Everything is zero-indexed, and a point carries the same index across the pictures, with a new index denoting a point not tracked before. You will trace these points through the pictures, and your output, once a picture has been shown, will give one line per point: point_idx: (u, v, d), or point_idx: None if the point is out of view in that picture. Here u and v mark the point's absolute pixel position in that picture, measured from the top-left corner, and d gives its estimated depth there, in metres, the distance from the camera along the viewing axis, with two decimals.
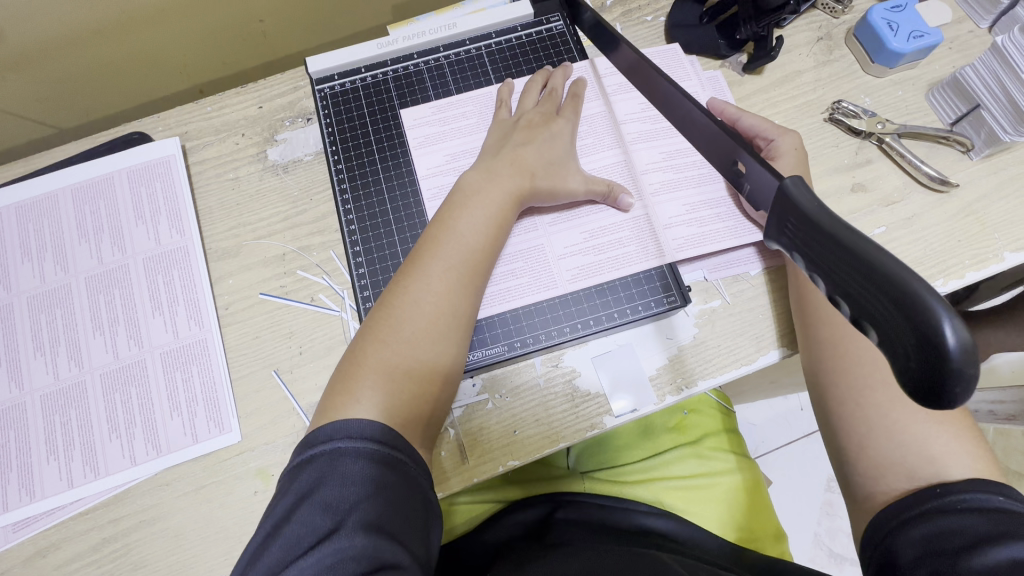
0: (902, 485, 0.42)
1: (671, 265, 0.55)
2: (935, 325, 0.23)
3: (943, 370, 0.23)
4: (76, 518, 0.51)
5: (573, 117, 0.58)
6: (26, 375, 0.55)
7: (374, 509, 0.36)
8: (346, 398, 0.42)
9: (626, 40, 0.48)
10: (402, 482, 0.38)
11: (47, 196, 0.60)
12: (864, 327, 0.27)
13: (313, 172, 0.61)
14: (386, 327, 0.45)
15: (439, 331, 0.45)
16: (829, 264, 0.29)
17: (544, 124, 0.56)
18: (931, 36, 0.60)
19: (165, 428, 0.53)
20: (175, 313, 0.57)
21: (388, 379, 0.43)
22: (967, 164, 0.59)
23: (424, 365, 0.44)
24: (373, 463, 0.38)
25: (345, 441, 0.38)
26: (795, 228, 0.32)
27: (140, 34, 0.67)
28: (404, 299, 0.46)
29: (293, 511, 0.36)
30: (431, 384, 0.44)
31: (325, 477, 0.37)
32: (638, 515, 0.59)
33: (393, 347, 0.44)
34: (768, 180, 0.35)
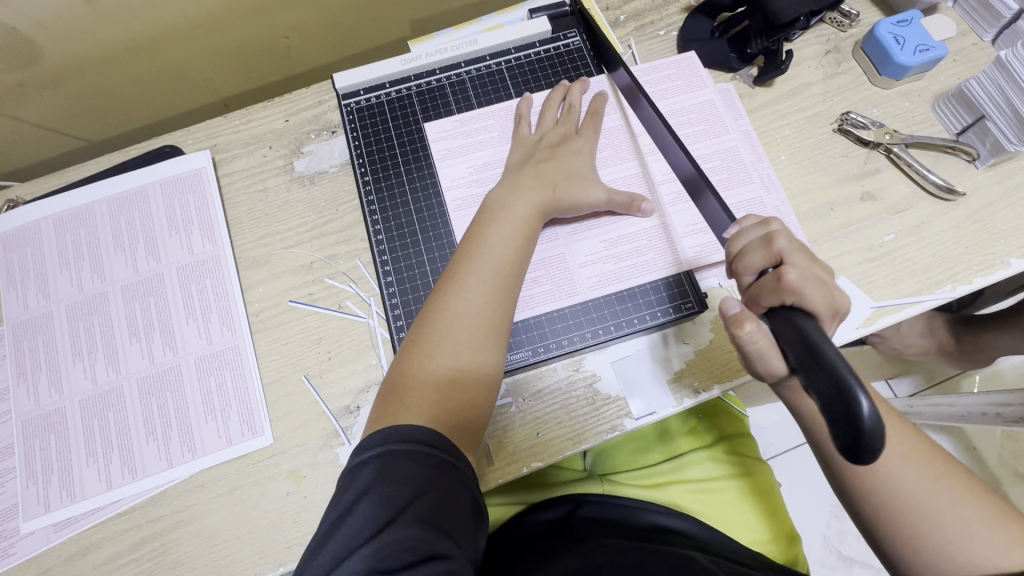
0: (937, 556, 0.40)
1: (688, 273, 0.57)
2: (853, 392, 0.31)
3: (855, 436, 0.31)
4: (115, 519, 0.53)
5: (592, 135, 0.60)
6: (66, 380, 0.57)
7: (426, 505, 0.38)
8: (396, 407, 0.44)
9: (623, 65, 0.60)
10: (451, 481, 0.40)
11: (82, 207, 0.62)
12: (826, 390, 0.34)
13: (338, 183, 0.64)
14: (430, 339, 0.47)
15: (479, 341, 0.47)
16: (798, 347, 0.37)
17: (563, 142, 0.59)
18: (936, 50, 0.62)
19: (199, 431, 0.55)
20: (208, 320, 0.59)
21: (435, 389, 0.45)
22: (973, 173, 0.61)
23: (467, 375, 0.46)
24: (424, 463, 0.40)
25: (396, 443, 0.40)
26: (781, 312, 0.40)
27: (170, 51, 0.70)
28: (445, 312, 0.48)
29: (352, 506, 0.38)
30: (473, 392, 0.46)
31: (382, 476, 0.39)
32: (651, 514, 0.60)
33: (438, 358, 0.46)
34: (719, 211, 0.51)
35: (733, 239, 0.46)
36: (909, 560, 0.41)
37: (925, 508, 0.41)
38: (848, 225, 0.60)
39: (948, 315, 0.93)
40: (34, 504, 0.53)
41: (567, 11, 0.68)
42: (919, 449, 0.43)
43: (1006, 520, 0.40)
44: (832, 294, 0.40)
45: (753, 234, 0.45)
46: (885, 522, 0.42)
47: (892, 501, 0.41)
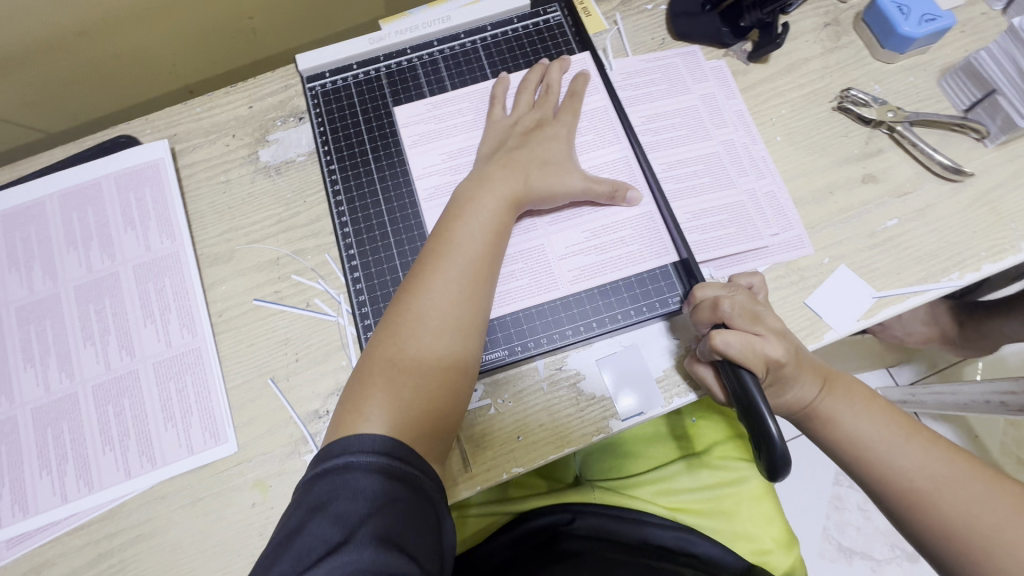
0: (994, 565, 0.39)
1: (675, 264, 0.53)
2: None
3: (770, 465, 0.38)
4: (71, 534, 0.50)
5: (570, 121, 0.56)
6: (17, 388, 0.53)
7: (387, 521, 0.35)
8: (356, 417, 0.40)
9: (590, 48, 0.61)
10: (415, 496, 0.37)
11: (33, 203, 0.58)
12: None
13: (306, 172, 0.60)
14: (393, 340, 0.44)
15: (446, 344, 0.44)
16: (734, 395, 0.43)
17: (539, 128, 0.55)
18: (944, 19, 0.57)
19: (159, 439, 0.52)
20: (167, 321, 0.55)
21: (396, 398, 0.41)
22: (982, 152, 0.57)
23: (434, 380, 0.43)
24: (385, 476, 0.37)
25: (354, 455, 0.37)
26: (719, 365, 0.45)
27: (125, 34, 0.65)
28: (410, 313, 0.45)
29: (305, 523, 0.35)
30: (440, 399, 0.43)
31: (339, 490, 0.36)
32: (650, 527, 0.57)
33: (401, 361, 0.43)
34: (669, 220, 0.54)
35: (696, 287, 0.49)
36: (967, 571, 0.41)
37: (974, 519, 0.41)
38: (849, 210, 0.56)
39: (951, 301, 0.90)
40: None
41: None
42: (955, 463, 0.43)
43: None
44: (764, 348, 0.44)
45: (713, 289, 0.48)
46: (936, 544, 0.42)
47: (942, 515, 0.42)
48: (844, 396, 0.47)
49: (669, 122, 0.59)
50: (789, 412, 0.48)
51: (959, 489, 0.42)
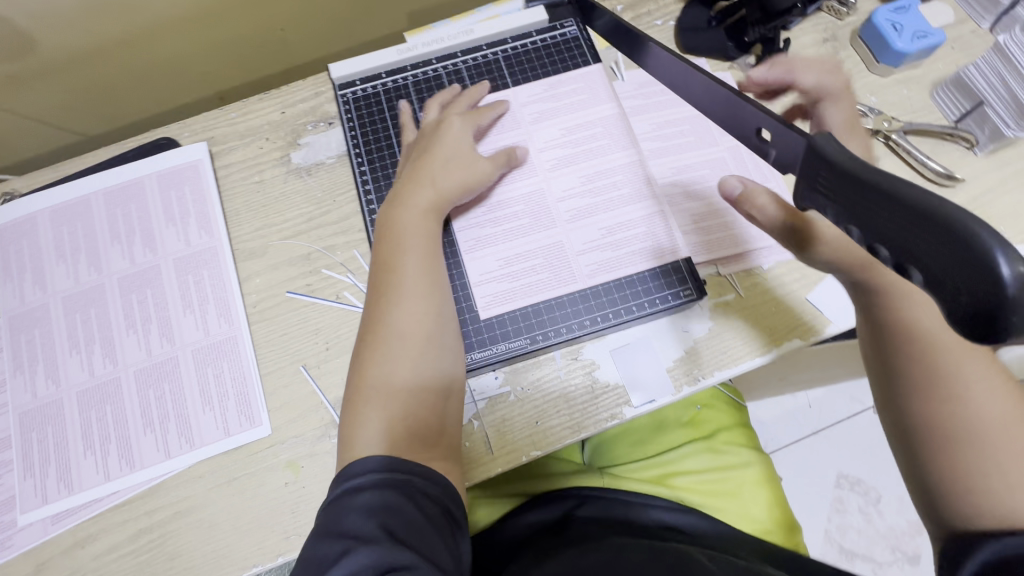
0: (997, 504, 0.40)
1: (686, 260, 0.57)
2: (990, 262, 0.22)
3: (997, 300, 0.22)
4: (112, 510, 0.53)
5: (468, 117, 0.59)
6: (63, 372, 0.56)
7: (396, 525, 0.38)
8: (351, 442, 0.44)
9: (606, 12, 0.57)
10: (406, 498, 0.40)
11: (79, 200, 0.62)
12: (906, 269, 0.26)
13: (336, 174, 0.63)
14: (368, 360, 0.47)
15: (417, 351, 0.48)
16: (866, 212, 0.27)
17: (435, 128, 0.58)
18: (934, 36, 0.62)
19: (198, 422, 0.55)
20: (205, 311, 0.58)
21: (385, 413, 0.45)
22: (972, 160, 0.61)
23: (415, 388, 0.46)
24: (388, 488, 0.40)
25: (357, 480, 0.40)
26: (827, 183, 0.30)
27: (164, 43, 0.69)
28: (380, 331, 0.48)
29: (321, 541, 0.38)
30: (424, 403, 0.47)
31: (348, 507, 0.39)
32: (653, 510, 0.61)
33: (381, 376, 0.46)
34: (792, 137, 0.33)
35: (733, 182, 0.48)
36: (948, 485, 0.43)
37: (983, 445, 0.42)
38: None
39: None
40: (31, 496, 0.53)
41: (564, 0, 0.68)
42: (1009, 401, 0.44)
43: None
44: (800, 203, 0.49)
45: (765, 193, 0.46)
46: (932, 443, 0.44)
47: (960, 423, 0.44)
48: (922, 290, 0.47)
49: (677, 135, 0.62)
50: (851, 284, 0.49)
51: (992, 409, 0.43)
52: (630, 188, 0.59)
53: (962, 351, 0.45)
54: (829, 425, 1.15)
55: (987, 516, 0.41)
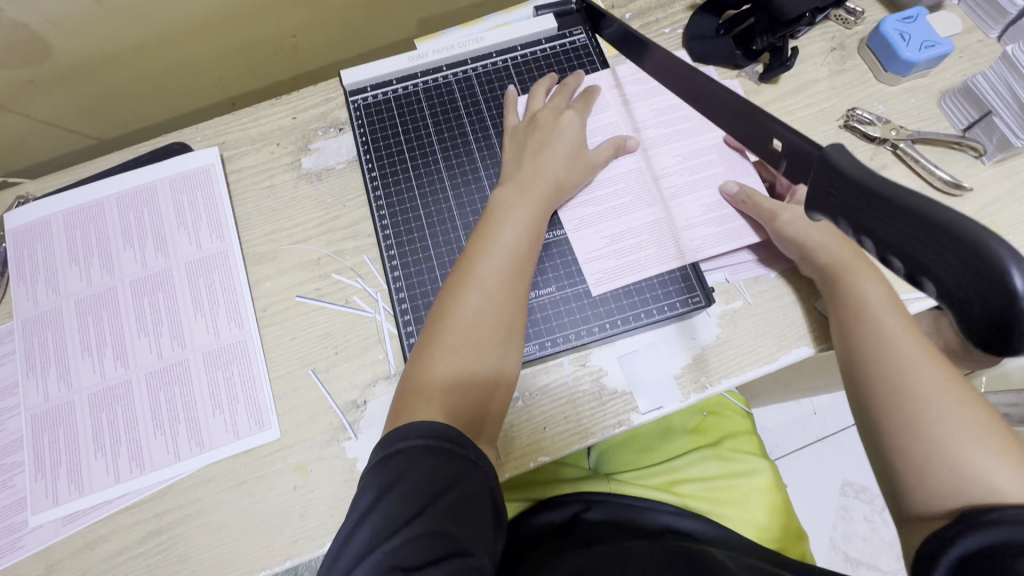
0: (945, 481, 0.38)
1: (693, 266, 0.57)
2: (1003, 275, 0.23)
3: (1012, 310, 0.23)
4: (123, 512, 0.53)
5: (582, 111, 0.61)
6: (75, 375, 0.57)
7: (450, 502, 0.38)
8: (417, 404, 0.44)
9: (614, 20, 0.59)
10: (471, 476, 0.40)
11: (92, 204, 0.63)
12: (919, 282, 0.26)
13: (346, 179, 0.64)
14: (444, 328, 0.47)
15: (498, 337, 0.48)
16: (871, 221, 0.28)
17: (553, 120, 0.59)
18: (942, 46, 0.62)
19: (208, 425, 0.55)
20: (216, 315, 0.59)
21: (454, 387, 0.45)
22: (980, 169, 0.61)
23: (488, 371, 0.47)
24: (447, 460, 0.40)
25: (418, 440, 0.40)
26: (838, 194, 0.30)
27: (178, 49, 0.70)
28: (460, 302, 0.48)
29: (374, 505, 0.38)
30: (491, 388, 0.47)
31: (406, 472, 0.39)
32: (661, 515, 0.61)
33: (454, 347, 0.47)
34: (805, 149, 0.34)
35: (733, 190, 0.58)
36: (907, 465, 0.41)
37: (933, 417, 0.41)
38: None
39: None
40: (42, 497, 0.54)
41: (573, 9, 0.68)
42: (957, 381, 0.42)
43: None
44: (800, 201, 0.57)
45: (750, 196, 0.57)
46: (884, 422, 0.43)
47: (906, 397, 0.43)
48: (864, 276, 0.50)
49: (682, 120, 0.62)
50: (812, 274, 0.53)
51: (942, 387, 0.42)
52: (638, 196, 0.59)
53: (902, 334, 0.46)
54: (834, 432, 1.15)
55: (938, 495, 0.38)
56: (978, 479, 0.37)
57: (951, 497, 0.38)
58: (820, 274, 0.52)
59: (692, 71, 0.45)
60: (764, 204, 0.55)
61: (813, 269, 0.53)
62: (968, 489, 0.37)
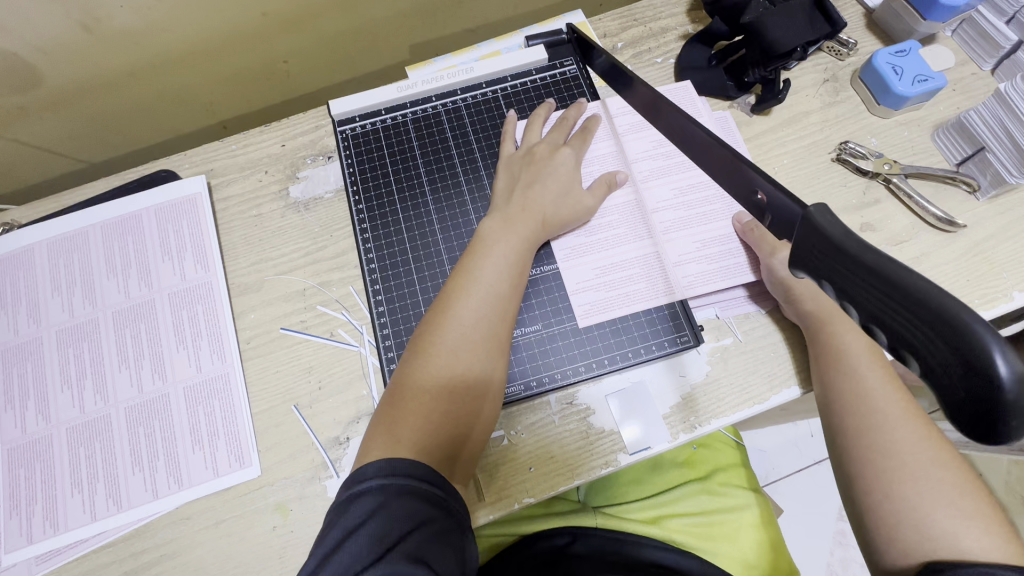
0: (916, 541, 0.40)
1: (682, 303, 0.56)
2: (986, 360, 0.22)
3: (995, 401, 0.21)
4: (99, 551, 0.52)
5: (579, 148, 0.60)
6: (54, 408, 0.56)
7: (421, 539, 0.37)
8: (389, 440, 0.43)
9: (605, 53, 0.58)
10: (443, 516, 0.40)
11: (78, 232, 0.62)
12: (902, 356, 0.25)
13: (334, 209, 0.63)
14: (421, 366, 0.46)
15: (476, 375, 0.47)
16: (857, 291, 0.27)
17: (549, 155, 0.59)
18: (935, 80, 0.61)
19: (187, 461, 0.54)
20: (198, 347, 0.58)
21: (428, 423, 0.44)
22: (974, 204, 0.60)
23: (463, 409, 0.46)
24: (419, 499, 0.40)
25: (392, 477, 0.40)
26: (822, 257, 0.29)
27: (168, 76, 0.70)
28: (437, 339, 0.47)
29: (342, 542, 0.37)
30: (466, 426, 0.46)
31: (378, 508, 0.38)
32: (648, 549, 0.61)
33: (430, 386, 0.46)
34: (788, 205, 0.33)
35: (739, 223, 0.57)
36: (878, 519, 0.43)
37: (905, 475, 0.42)
38: None
39: None
40: (17, 535, 0.52)
41: (565, 39, 0.68)
42: (932, 438, 0.44)
43: (990, 526, 0.40)
44: None
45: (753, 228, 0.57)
46: (858, 474, 0.44)
47: (880, 450, 0.44)
48: (846, 321, 0.50)
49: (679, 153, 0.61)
50: (797, 316, 0.52)
51: (915, 443, 0.43)
52: (626, 229, 0.58)
53: (878, 384, 0.47)
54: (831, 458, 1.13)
55: (911, 554, 0.40)
56: (946, 542, 0.40)
57: (922, 557, 0.40)
58: (805, 318, 0.52)
59: (677, 114, 0.44)
60: (767, 237, 0.54)
61: (797, 313, 0.52)
62: (936, 550, 0.39)
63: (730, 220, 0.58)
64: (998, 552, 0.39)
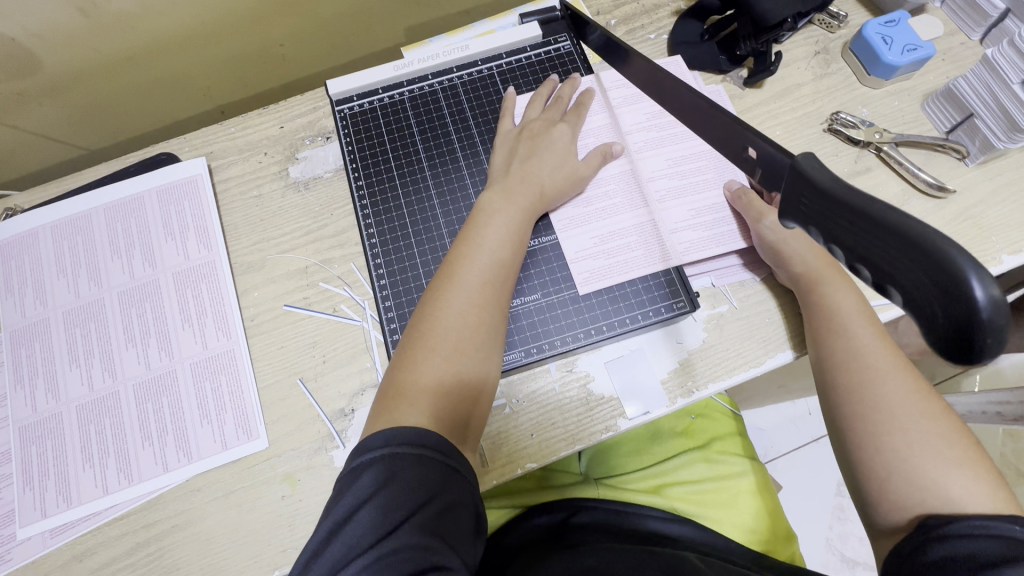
0: (907, 491, 0.42)
1: (678, 268, 0.57)
2: (962, 285, 0.23)
3: (972, 322, 0.23)
4: (112, 523, 0.53)
5: (574, 123, 0.61)
6: (63, 386, 0.57)
7: (430, 514, 0.39)
8: (399, 402, 0.44)
9: (598, 26, 0.59)
10: (453, 488, 0.41)
11: (80, 214, 0.63)
12: (887, 291, 0.26)
13: (333, 188, 0.64)
14: (428, 331, 0.48)
15: (481, 338, 0.48)
16: (842, 231, 0.28)
17: (546, 130, 0.60)
18: (924, 49, 0.62)
19: (195, 435, 0.55)
20: (203, 325, 0.59)
21: (437, 385, 0.46)
22: (963, 171, 0.61)
23: (470, 370, 0.47)
24: (428, 471, 0.41)
25: (401, 447, 0.41)
26: (810, 204, 0.30)
27: (166, 60, 0.71)
28: (442, 306, 0.48)
29: (354, 513, 0.39)
30: (473, 388, 0.47)
31: (389, 482, 0.39)
32: (652, 521, 0.62)
33: (439, 349, 0.47)
34: (777, 157, 0.34)
35: (729, 192, 0.58)
36: (871, 475, 0.44)
37: (896, 430, 0.44)
38: None
39: None
40: (30, 509, 0.54)
41: (558, 16, 0.69)
42: (922, 390, 0.45)
43: (981, 474, 0.41)
44: None
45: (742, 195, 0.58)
46: (852, 430, 0.46)
47: (873, 405, 0.45)
48: (837, 283, 0.51)
49: (673, 125, 0.62)
50: (788, 281, 0.54)
51: (906, 396, 0.45)
52: (622, 199, 0.59)
53: (870, 342, 0.48)
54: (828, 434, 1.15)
55: (905, 506, 0.42)
56: (936, 491, 0.41)
57: (913, 507, 0.41)
58: (796, 281, 0.53)
59: (671, 80, 0.45)
60: (755, 203, 0.55)
61: (788, 276, 0.53)
62: (926, 500, 0.41)
63: (724, 188, 0.59)
64: (988, 499, 0.40)
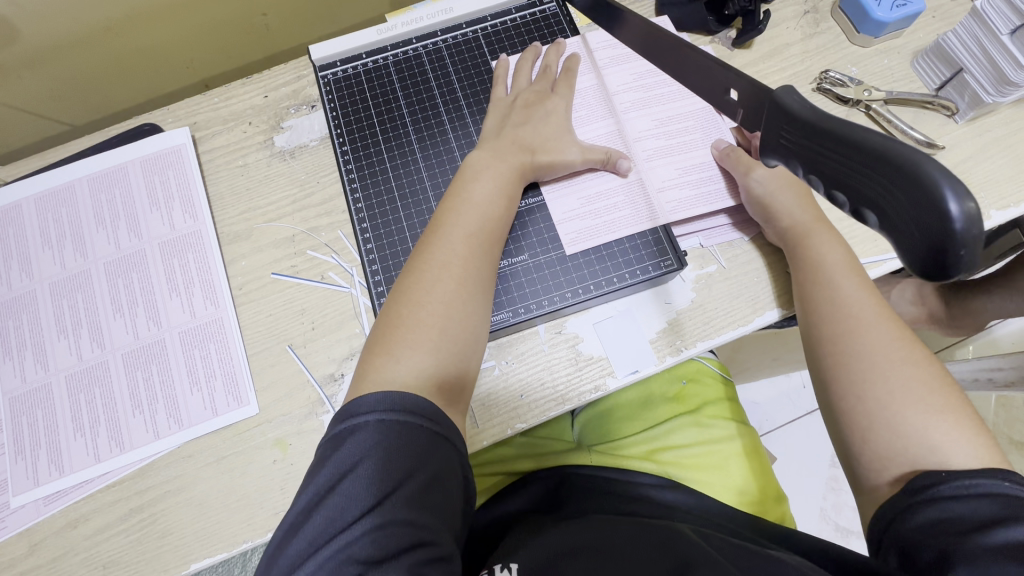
0: (890, 440, 0.42)
1: (665, 227, 0.57)
2: (938, 198, 0.23)
3: (946, 235, 0.23)
4: (104, 490, 0.54)
5: (567, 91, 0.60)
6: (52, 357, 0.57)
7: (416, 486, 0.39)
8: (385, 357, 0.45)
9: None
10: (438, 456, 0.41)
11: (64, 186, 0.62)
12: (864, 215, 0.26)
13: (319, 156, 0.64)
14: (415, 288, 0.47)
15: (467, 295, 0.48)
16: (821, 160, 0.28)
17: (531, 91, 0.59)
18: (912, 5, 0.61)
19: (186, 402, 0.55)
20: (191, 294, 0.59)
21: (423, 339, 0.45)
22: (953, 128, 0.61)
23: (457, 325, 0.47)
24: (414, 440, 0.40)
25: (386, 414, 0.41)
26: (789, 136, 0.30)
27: (146, 30, 0.70)
28: (429, 263, 0.48)
29: (337, 484, 0.39)
30: (461, 343, 0.47)
31: (372, 452, 0.39)
32: (644, 487, 0.63)
33: (425, 305, 0.47)
34: (758, 93, 0.34)
35: (716, 149, 0.58)
36: (853, 424, 0.44)
37: (880, 378, 0.44)
38: None
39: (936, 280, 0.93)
40: (23, 478, 0.54)
41: None
42: (906, 339, 0.46)
43: (963, 421, 0.42)
44: None
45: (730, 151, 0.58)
46: (836, 380, 0.46)
47: (858, 354, 0.46)
48: (823, 236, 0.52)
49: (661, 84, 0.62)
50: (776, 236, 0.53)
51: (891, 344, 0.45)
52: None
53: (855, 292, 0.48)
54: None
55: (887, 455, 0.42)
56: (919, 438, 0.41)
57: (896, 455, 0.41)
58: (783, 236, 0.53)
59: (658, 32, 0.45)
60: (742, 157, 0.55)
61: (776, 232, 0.53)
62: (908, 448, 0.41)
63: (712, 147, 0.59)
64: (970, 444, 0.40)
